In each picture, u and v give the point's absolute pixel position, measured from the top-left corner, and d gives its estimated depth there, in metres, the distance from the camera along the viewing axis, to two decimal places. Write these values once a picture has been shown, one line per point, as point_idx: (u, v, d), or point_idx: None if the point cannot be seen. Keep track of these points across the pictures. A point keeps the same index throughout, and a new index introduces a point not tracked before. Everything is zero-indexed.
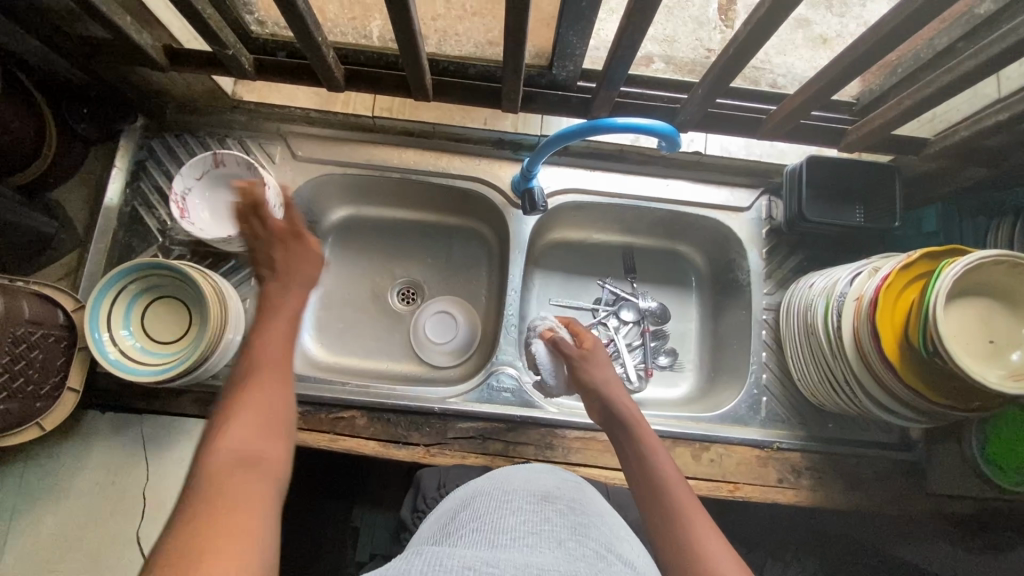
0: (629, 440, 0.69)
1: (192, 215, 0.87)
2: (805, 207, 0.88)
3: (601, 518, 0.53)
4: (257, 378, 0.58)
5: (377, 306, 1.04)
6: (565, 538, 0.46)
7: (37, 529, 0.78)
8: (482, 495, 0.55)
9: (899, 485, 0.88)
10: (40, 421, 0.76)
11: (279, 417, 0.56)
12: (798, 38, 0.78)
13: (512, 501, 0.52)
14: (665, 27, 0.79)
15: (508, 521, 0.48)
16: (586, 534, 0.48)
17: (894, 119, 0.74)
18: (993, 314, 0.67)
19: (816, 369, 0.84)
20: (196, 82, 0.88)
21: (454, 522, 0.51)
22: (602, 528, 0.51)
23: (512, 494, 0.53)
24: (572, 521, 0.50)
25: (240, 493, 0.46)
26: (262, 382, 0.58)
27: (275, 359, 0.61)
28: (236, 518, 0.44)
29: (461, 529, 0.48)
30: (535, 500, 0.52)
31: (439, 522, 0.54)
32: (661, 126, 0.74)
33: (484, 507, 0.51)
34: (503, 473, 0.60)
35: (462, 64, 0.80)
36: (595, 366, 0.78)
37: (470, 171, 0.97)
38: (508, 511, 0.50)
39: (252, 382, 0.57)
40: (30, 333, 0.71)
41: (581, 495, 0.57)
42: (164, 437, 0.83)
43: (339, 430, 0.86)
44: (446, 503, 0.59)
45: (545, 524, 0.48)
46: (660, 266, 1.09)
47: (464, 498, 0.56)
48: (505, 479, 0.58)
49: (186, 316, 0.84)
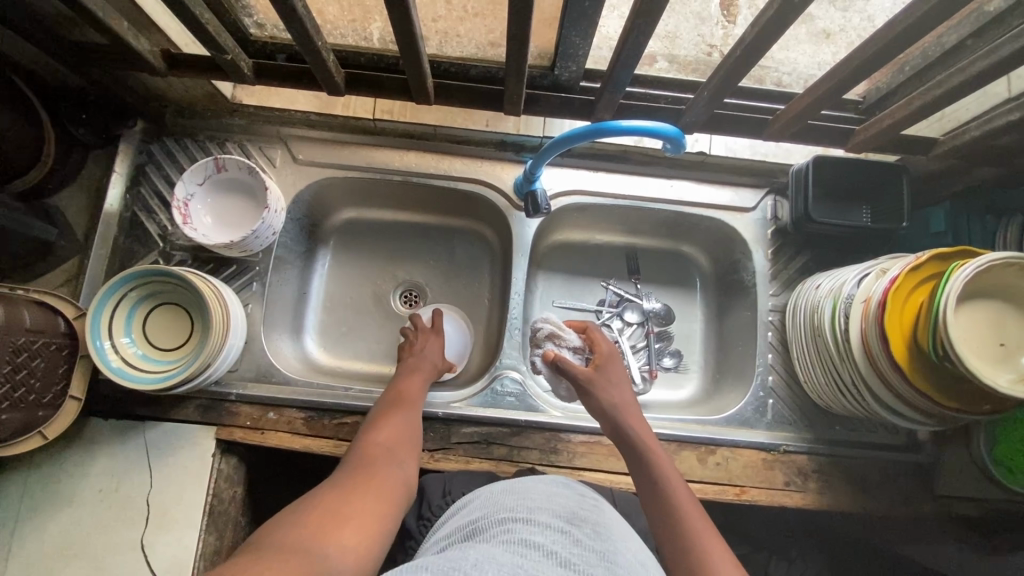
0: (637, 457, 0.69)
1: (194, 220, 0.86)
2: (812, 208, 0.87)
3: (623, 541, 0.53)
4: (404, 406, 0.77)
5: (379, 310, 1.03)
6: (594, 562, 0.46)
7: (43, 536, 0.79)
8: (505, 507, 0.55)
9: (906, 486, 0.87)
10: (42, 430, 0.76)
11: (411, 436, 0.73)
12: (801, 33, 0.76)
13: (538, 518, 0.52)
14: (667, 22, 0.77)
15: (538, 536, 0.48)
16: (612, 560, 0.48)
17: (903, 120, 0.73)
18: (1013, 323, 0.66)
19: (824, 371, 0.83)
20: (195, 86, 0.88)
21: (480, 531, 0.51)
22: (625, 551, 0.51)
23: (538, 511, 0.53)
24: (598, 545, 0.50)
25: (382, 476, 0.63)
26: (404, 409, 0.77)
27: (418, 394, 0.80)
28: (370, 494, 0.60)
29: (490, 538, 0.49)
30: (563, 521, 0.52)
31: (461, 532, 0.54)
32: (667, 128, 0.73)
33: (510, 520, 0.51)
34: (523, 485, 0.60)
35: (463, 66, 0.79)
36: (603, 387, 0.76)
37: (471, 173, 0.96)
38: (537, 528, 0.50)
39: (400, 406, 0.77)
40: (31, 343, 0.71)
41: (600, 515, 0.57)
42: (167, 444, 0.83)
43: (343, 435, 0.85)
44: (456, 515, 0.61)
45: (574, 547, 0.48)
46: (665, 267, 1.08)
47: (484, 509, 0.56)
48: (526, 493, 0.57)
49: (188, 322, 0.84)
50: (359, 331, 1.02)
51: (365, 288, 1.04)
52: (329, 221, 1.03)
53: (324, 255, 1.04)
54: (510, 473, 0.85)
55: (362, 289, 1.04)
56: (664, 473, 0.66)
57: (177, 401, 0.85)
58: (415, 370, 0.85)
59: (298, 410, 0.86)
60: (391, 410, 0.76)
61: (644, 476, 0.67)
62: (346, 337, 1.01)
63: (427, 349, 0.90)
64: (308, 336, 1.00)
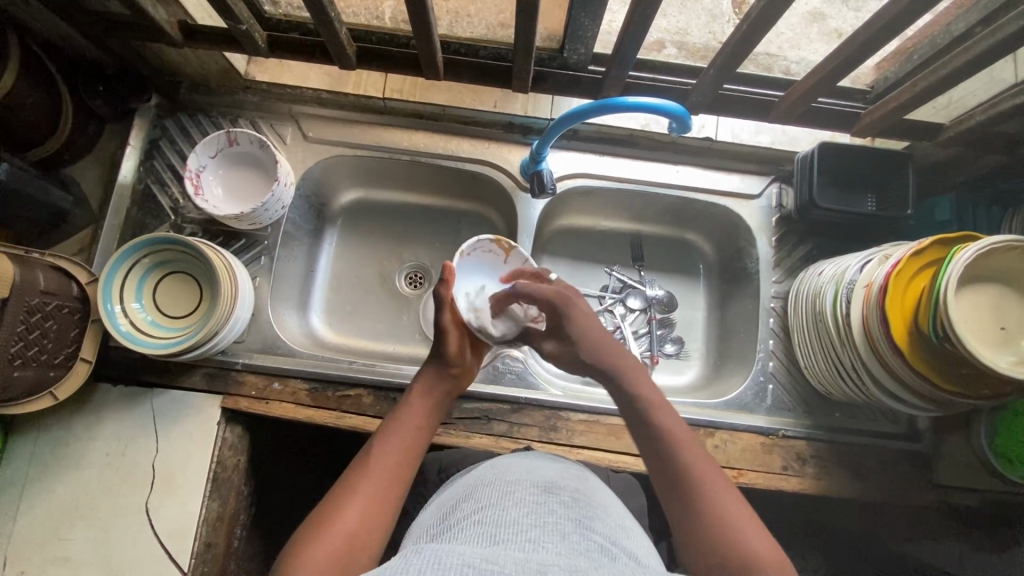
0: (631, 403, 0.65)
1: (205, 191, 0.88)
2: (816, 193, 0.88)
3: (605, 509, 0.53)
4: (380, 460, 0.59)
5: (385, 289, 1.04)
6: (570, 532, 0.45)
7: (52, 496, 0.81)
8: (484, 484, 0.54)
9: (905, 475, 0.87)
10: (53, 390, 0.77)
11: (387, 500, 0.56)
12: (813, 32, 0.79)
13: (513, 492, 0.51)
14: (677, 19, 0.81)
15: (509, 512, 0.48)
16: (591, 527, 0.47)
17: (909, 102, 0.74)
18: (1006, 301, 0.66)
19: (824, 356, 0.84)
20: (210, 61, 0.89)
21: (455, 512, 0.51)
22: (607, 519, 0.50)
23: (513, 484, 0.52)
24: (575, 513, 0.49)
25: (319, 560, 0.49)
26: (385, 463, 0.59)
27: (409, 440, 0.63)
28: None
29: (462, 522, 0.48)
30: (539, 492, 0.51)
31: (440, 511, 0.53)
32: (672, 106, 0.75)
33: (485, 498, 0.51)
34: (505, 461, 0.60)
35: (473, 46, 0.80)
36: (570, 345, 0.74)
37: (478, 154, 0.97)
38: (510, 502, 0.49)
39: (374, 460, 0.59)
40: (46, 304, 0.73)
41: (584, 484, 0.56)
42: (173, 411, 0.84)
43: (346, 407, 0.87)
44: (439, 495, 0.60)
45: (549, 516, 0.47)
46: (669, 254, 1.09)
47: (464, 487, 0.55)
48: (507, 467, 0.57)
49: (197, 291, 0.85)
50: (365, 308, 1.03)
51: (371, 267, 1.05)
52: (337, 200, 1.05)
53: (332, 233, 1.05)
54: (509, 449, 0.85)
55: (368, 268, 1.05)
56: (660, 417, 0.63)
57: (185, 369, 0.86)
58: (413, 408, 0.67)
59: (303, 382, 0.88)
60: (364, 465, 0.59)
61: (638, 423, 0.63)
62: (352, 316, 1.02)
63: (440, 367, 0.73)
64: (314, 312, 1.01)
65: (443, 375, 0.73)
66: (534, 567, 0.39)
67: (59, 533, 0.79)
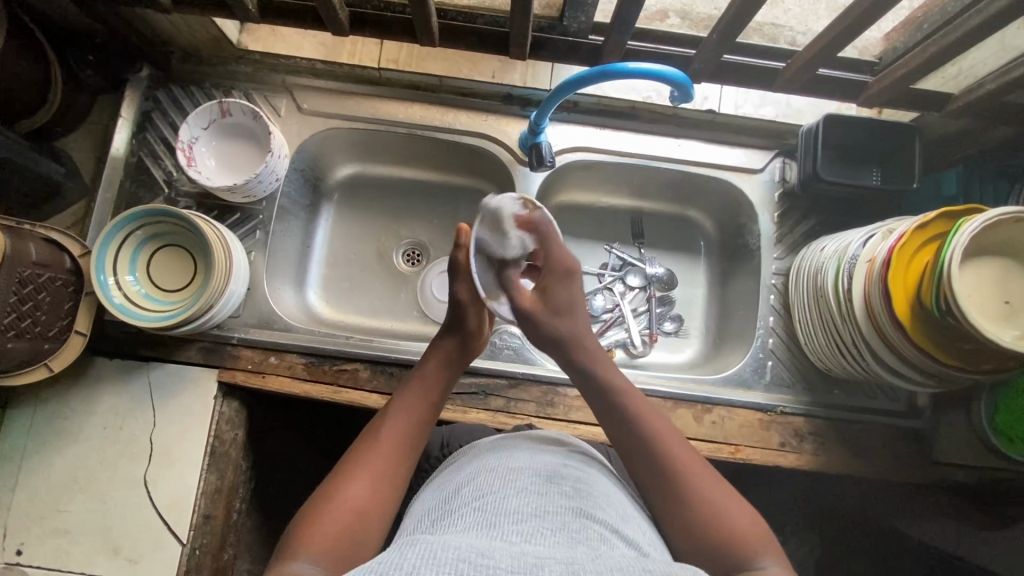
0: (605, 393, 0.61)
1: (198, 163, 0.87)
2: (820, 166, 0.86)
3: (606, 497, 0.51)
4: (390, 437, 0.57)
5: (381, 266, 1.03)
6: (569, 521, 0.45)
7: (51, 467, 0.81)
8: (481, 473, 0.53)
9: (903, 452, 0.87)
10: (48, 362, 0.77)
11: (397, 478, 0.56)
12: (821, 8, 0.80)
13: (513, 480, 0.50)
14: None
15: (508, 502, 0.47)
16: (591, 516, 0.46)
17: (916, 70, 0.72)
18: (1010, 275, 0.65)
19: (825, 334, 0.83)
20: (201, 28, 0.87)
21: (454, 500, 0.50)
22: (608, 508, 0.49)
23: (513, 472, 0.51)
24: (578, 504, 0.48)
25: (328, 535, 0.49)
26: (394, 444, 0.57)
27: (418, 420, 0.60)
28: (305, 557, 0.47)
29: (461, 513, 0.47)
30: (541, 480, 0.50)
31: (439, 498, 0.52)
32: (673, 72, 0.73)
33: (484, 485, 0.50)
34: (510, 445, 0.58)
35: (469, 15, 0.78)
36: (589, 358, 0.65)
37: (476, 127, 0.95)
38: (511, 491, 0.48)
39: (383, 436, 0.57)
40: (38, 275, 0.72)
41: (586, 472, 0.55)
42: (169, 385, 0.84)
43: (343, 381, 0.86)
44: (443, 476, 0.59)
45: (548, 505, 0.46)
46: (670, 231, 1.08)
47: (461, 477, 0.54)
48: (506, 455, 0.56)
49: (191, 264, 0.85)
50: (362, 285, 1.02)
51: (368, 244, 1.04)
52: (333, 174, 1.03)
53: (329, 208, 1.04)
54: (507, 424, 0.85)
55: (365, 245, 1.04)
56: (639, 410, 0.59)
57: (180, 344, 0.86)
58: (424, 386, 0.63)
59: (299, 356, 0.87)
60: (373, 439, 0.57)
61: (616, 418, 0.60)
62: (349, 292, 1.02)
63: (461, 341, 0.69)
64: (310, 288, 1.00)
65: (458, 347, 0.68)
66: (530, 560, 0.39)
67: (58, 504, 0.80)
